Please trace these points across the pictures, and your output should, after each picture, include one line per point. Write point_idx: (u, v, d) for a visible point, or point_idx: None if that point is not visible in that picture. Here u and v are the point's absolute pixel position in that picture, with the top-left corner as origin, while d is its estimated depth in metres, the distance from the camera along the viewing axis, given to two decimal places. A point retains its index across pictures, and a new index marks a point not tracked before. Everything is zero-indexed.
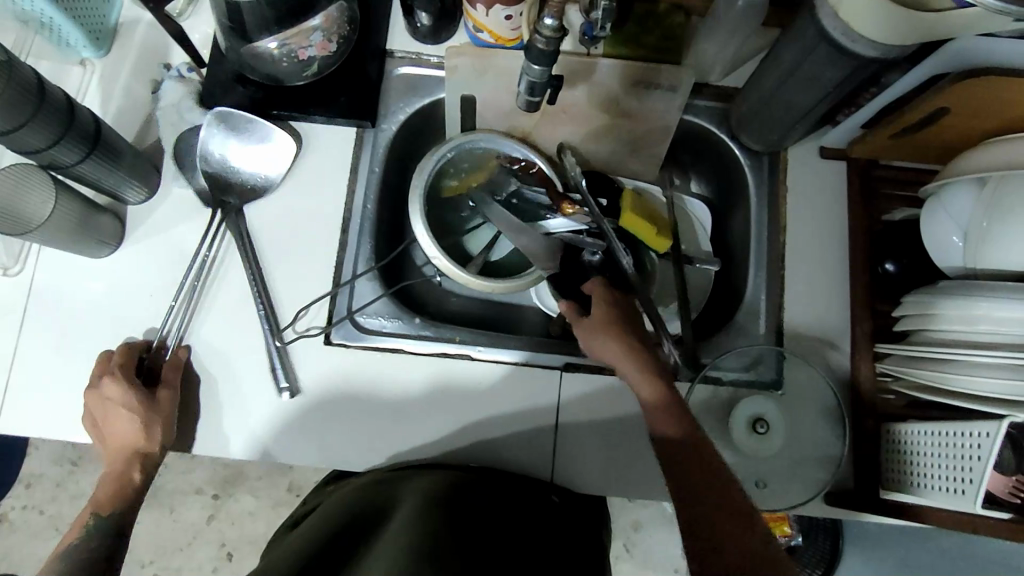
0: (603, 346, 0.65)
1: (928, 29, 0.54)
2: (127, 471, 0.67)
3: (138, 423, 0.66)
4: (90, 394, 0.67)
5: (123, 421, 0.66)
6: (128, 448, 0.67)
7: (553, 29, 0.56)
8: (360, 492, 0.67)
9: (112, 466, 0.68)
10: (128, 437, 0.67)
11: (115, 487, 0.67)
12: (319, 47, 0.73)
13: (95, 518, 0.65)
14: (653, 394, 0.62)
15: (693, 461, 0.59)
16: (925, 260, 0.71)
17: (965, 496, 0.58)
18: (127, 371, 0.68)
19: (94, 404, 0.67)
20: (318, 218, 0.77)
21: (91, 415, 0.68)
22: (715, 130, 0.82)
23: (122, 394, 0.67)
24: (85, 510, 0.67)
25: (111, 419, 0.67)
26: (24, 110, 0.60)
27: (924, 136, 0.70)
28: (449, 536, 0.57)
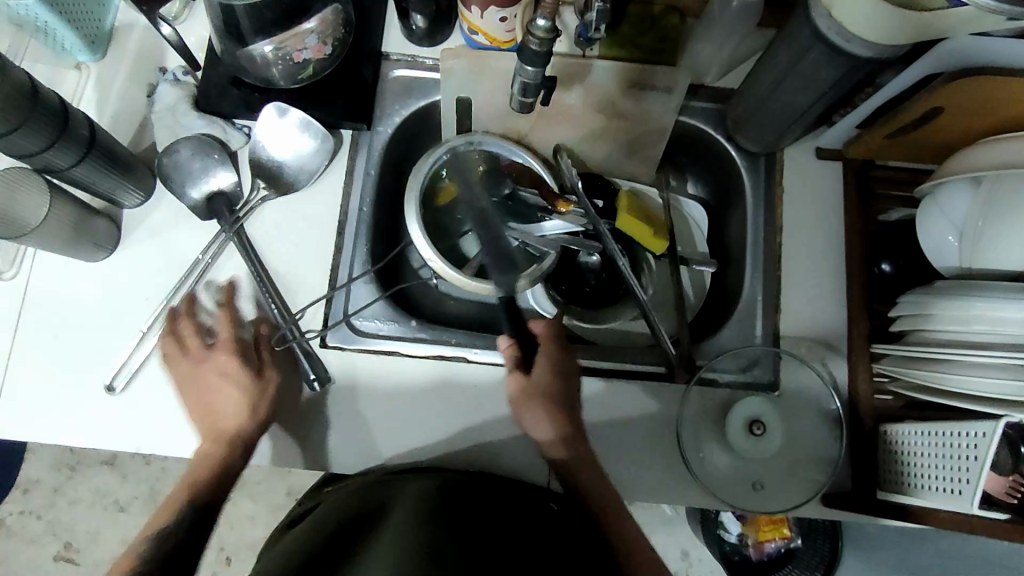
0: (534, 407, 0.67)
1: (922, 29, 0.54)
2: (227, 457, 0.66)
3: (243, 397, 0.68)
4: (198, 367, 0.68)
5: (231, 397, 0.67)
6: (230, 428, 0.67)
7: (546, 30, 0.56)
8: (352, 495, 0.66)
9: (207, 445, 0.67)
10: (230, 413, 0.67)
11: (212, 467, 0.66)
12: (315, 50, 0.73)
13: (189, 502, 0.64)
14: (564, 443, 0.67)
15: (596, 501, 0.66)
16: (920, 259, 0.72)
17: (962, 496, 0.57)
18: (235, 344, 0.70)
19: (194, 377, 0.68)
20: (315, 222, 0.77)
21: (191, 386, 0.68)
22: (711, 131, 0.81)
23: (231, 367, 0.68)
24: (177, 491, 0.65)
25: (213, 394, 0.68)
26: (19, 114, 0.60)
27: (919, 135, 0.70)
28: (441, 530, 0.56)
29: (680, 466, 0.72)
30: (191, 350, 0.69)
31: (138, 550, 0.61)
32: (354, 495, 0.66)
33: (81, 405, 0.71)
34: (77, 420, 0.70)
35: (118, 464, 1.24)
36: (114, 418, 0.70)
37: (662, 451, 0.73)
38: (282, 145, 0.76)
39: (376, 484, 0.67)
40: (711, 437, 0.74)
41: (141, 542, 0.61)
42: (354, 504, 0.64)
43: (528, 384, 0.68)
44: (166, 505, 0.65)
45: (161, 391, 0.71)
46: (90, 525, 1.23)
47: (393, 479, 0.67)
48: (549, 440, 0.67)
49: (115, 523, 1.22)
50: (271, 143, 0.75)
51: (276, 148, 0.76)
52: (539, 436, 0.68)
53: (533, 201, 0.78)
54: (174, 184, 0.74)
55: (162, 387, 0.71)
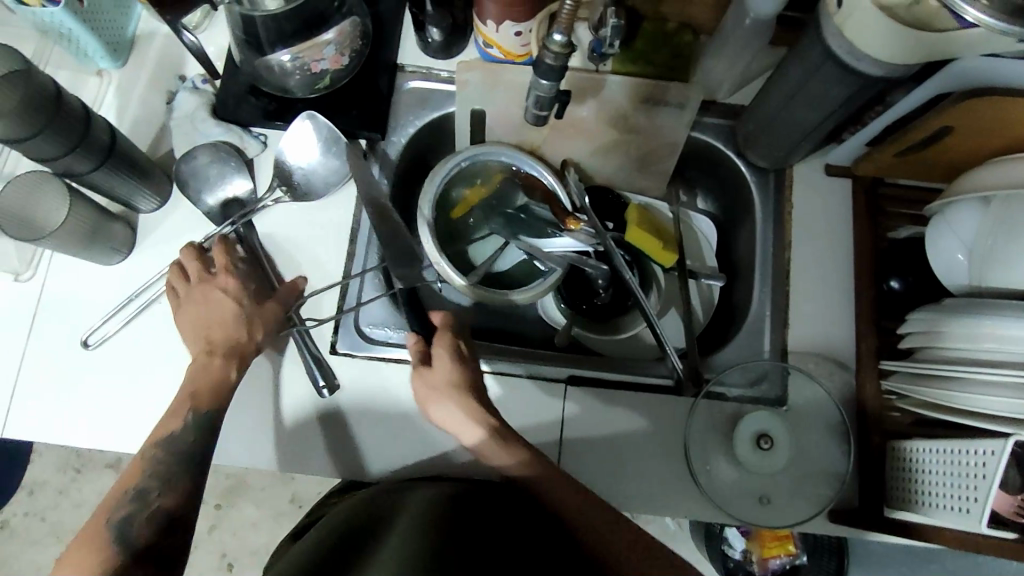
0: (438, 399, 0.67)
1: (933, 49, 0.54)
2: (225, 370, 0.66)
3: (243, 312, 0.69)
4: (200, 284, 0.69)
5: (232, 313, 0.68)
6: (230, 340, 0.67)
7: (562, 44, 0.56)
8: (363, 502, 0.66)
9: (199, 359, 0.66)
10: (230, 330, 0.67)
11: (207, 381, 0.65)
12: (332, 61, 0.74)
13: (193, 413, 0.63)
14: (519, 456, 0.65)
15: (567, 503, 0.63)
16: (930, 277, 0.72)
17: (971, 514, 0.57)
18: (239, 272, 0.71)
19: (194, 300, 0.69)
20: (328, 229, 0.78)
21: (192, 310, 0.69)
22: (721, 147, 0.82)
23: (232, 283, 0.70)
24: (178, 402, 0.64)
25: (215, 308, 0.68)
26: (37, 119, 0.61)
27: (929, 153, 0.70)
28: (447, 535, 0.57)
29: (686, 478, 0.72)
30: (192, 274, 0.70)
31: (148, 458, 0.61)
32: (360, 504, 0.66)
33: (91, 407, 0.71)
34: (86, 421, 0.71)
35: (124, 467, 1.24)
36: (124, 420, 0.71)
37: (669, 462, 0.73)
38: (306, 150, 0.77)
39: (387, 492, 0.67)
40: (718, 450, 0.74)
41: (147, 454, 0.61)
42: (366, 511, 0.64)
43: (428, 375, 0.68)
44: (168, 414, 0.64)
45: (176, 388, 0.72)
46: None
47: (404, 487, 0.68)
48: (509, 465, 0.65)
49: None
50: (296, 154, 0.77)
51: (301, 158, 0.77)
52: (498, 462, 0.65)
53: (543, 215, 0.79)
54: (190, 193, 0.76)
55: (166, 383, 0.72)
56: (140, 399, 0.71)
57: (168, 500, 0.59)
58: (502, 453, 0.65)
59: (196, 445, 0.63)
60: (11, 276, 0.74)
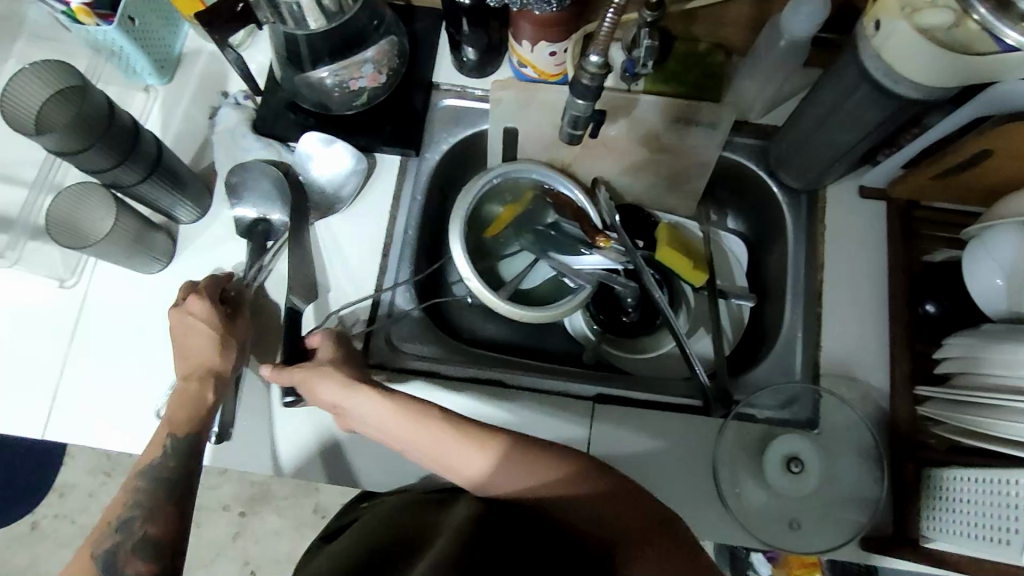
0: (319, 375, 0.65)
1: (974, 73, 0.54)
2: (201, 396, 0.64)
3: (214, 338, 0.66)
4: (172, 310, 0.66)
5: (206, 339, 0.66)
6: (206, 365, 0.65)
7: (599, 65, 0.57)
8: (399, 510, 0.67)
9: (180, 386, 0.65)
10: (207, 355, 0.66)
11: (188, 408, 0.63)
12: (370, 79, 0.76)
13: (172, 439, 0.61)
14: (535, 471, 0.62)
15: (597, 512, 0.60)
16: (967, 302, 0.70)
17: (1010, 545, 0.56)
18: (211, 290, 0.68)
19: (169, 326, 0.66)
20: (361, 242, 0.78)
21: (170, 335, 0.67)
22: (753, 167, 0.82)
23: (204, 307, 0.66)
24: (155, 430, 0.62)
25: (190, 334, 0.66)
26: (91, 134, 0.64)
27: (968, 176, 0.69)
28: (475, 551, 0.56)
29: (715, 500, 0.72)
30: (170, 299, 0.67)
31: (130, 489, 0.58)
32: (391, 517, 0.66)
33: (128, 413, 0.73)
34: (123, 427, 0.72)
35: None
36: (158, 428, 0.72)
37: (697, 484, 0.72)
38: (338, 158, 0.78)
39: (423, 506, 0.67)
40: (747, 472, 0.73)
41: (132, 483, 0.58)
42: (402, 520, 0.65)
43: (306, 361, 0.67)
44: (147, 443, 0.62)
45: None
46: None
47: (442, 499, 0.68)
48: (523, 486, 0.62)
49: None
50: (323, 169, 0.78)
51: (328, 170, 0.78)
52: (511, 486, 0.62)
53: (573, 232, 0.79)
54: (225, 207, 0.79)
55: None
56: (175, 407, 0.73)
57: (152, 527, 0.56)
58: (514, 472, 0.62)
59: (176, 472, 0.59)
60: (56, 283, 0.76)
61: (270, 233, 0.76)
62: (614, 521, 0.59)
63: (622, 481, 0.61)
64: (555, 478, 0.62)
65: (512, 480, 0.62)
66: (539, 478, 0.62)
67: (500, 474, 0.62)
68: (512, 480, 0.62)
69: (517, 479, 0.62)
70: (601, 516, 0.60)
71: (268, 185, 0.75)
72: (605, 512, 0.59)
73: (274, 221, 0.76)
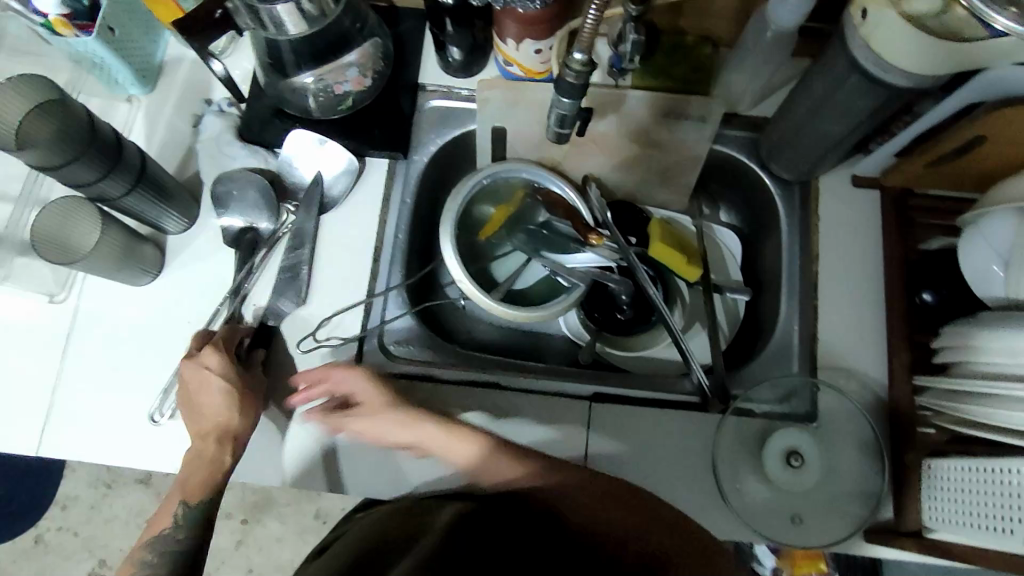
0: (381, 422, 0.68)
1: (963, 60, 0.53)
2: (217, 455, 0.66)
3: (227, 397, 0.67)
4: (188, 365, 0.67)
5: (219, 397, 0.67)
6: (219, 424, 0.67)
7: (583, 63, 0.56)
8: (402, 510, 0.67)
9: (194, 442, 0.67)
10: (219, 416, 0.67)
11: (200, 468, 0.66)
12: (355, 83, 0.76)
13: (184, 507, 0.66)
14: (521, 470, 0.67)
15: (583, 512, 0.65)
16: (965, 290, 0.69)
17: (1015, 535, 0.55)
18: (225, 347, 0.69)
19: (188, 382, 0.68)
20: (352, 247, 0.77)
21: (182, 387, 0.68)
22: (744, 159, 0.81)
23: (219, 366, 0.67)
24: (171, 493, 0.67)
25: (203, 393, 0.67)
26: (74, 147, 0.63)
27: (961, 164, 0.68)
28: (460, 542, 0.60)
29: (717, 497, 0.71)
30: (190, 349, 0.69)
31: (138, 562, 0.64)
32: (389, 521, 0.66)
33: (122, 425, 0.72)
34: (118, 439, 0.72)
35: (152, 482, 1.25)
36: (155, 441, 0.72)
37: (698, 481, 0.71)
38: (330, 160, 0.77)
39: (411, 509, 0.66)
40: (747, 468, 0.72)
41: (142, 552, 0.65)
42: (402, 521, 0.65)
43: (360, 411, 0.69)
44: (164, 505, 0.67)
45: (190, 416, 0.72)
46: (123, 543, 1.24)
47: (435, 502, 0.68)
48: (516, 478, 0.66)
49: None
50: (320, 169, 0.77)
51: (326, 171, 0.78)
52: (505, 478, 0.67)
53: (563, 230, 0.78)
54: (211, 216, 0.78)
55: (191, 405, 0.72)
56: (163, 412, 0.72)
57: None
58: (502, 469, 0.67)
59: (188, 540, 0.66)
60: (46, 298, 0.76)
61: (259, 240, 0.76)
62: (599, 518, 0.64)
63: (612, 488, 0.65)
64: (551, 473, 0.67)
65: (495, 473, 0.67)
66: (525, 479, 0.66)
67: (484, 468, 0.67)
68: (504, 474, 0.67)
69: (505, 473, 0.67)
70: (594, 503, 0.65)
71: (256, 194, 0.75)
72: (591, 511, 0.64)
73: (262, 229, 0.76)
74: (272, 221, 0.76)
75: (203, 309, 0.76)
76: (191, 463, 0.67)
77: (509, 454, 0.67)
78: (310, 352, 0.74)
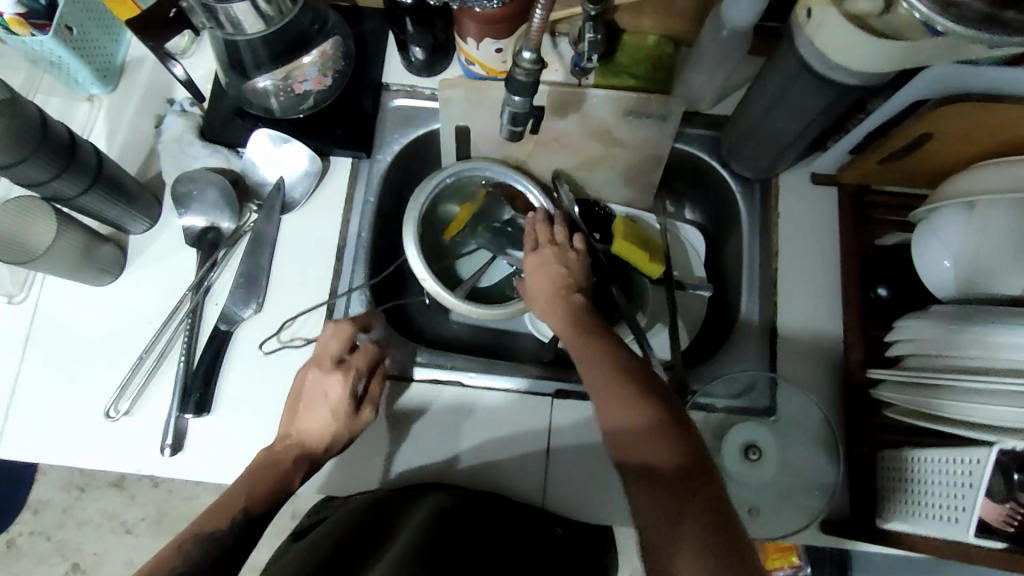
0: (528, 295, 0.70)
1: (904, 58, 0.54)
2: (292, 474, 0.64)
3: (330, 422, 0.66)
4: (314, 377, 0.68)
5: (323, 422, 0.66)
6: (310, 446, 0.66)
7: (532, 61, 0.56)
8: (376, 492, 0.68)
9: (278, 451, 0.66)
10: (313, 436, 0.66)
11: (268, 480, 0.63)
12: (315, 82, 0.76)
13: (241, 515, 0.59)
14: (655, 418, 0.52)
15: (661, 496, 0.49)
16: (918, 285, 0.70)
17: (959, 524, 0.56)
18: (354, 371, 0.68)
19: (311, 393, 0.68)
20: (315, 246, 0.77)
21: (298, 389, 0.69)
22: (705, 157, 0.83)
23: (337, 392, 0.67)
24: (231, 495, 0.61)
25: (313, 409, 0.67)
26: (24, 146, 0.62)
27: (915, 160, 0.70)
28: (453, 534, 0.59)
29: None
30: (322, 360, 0.69)
31: (175, 551, 0.56)
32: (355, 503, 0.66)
33: (79, 424, 0.72)
34: (75, 438, 0.71)
35: (126, 486, 1.24)
36: (113, 441, 0.71)
37: None
38: (294, 159, 0.78)
39: (381, 498, 0.66)
40: None
41: (181, 542, 0.56)
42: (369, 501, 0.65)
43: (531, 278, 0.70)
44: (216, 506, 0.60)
45: (151, 415, 0.72)
46: (97, 547, 1.23)
47: (405, 494, 0.67)
48: (624, 418, 0.53)
49: (121, 545, 1.22)
50: (283, 169, 0.78)
51: (290, 171, 0.78)
52: (621, 418, 0.53)
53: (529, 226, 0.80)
54: (172, 215, 0.78)
55: (151, 404, 0.72)
56: (119, 409, 0.72)
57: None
58: (624, 405, 0.53)
59: (226, 545, 0.58)
60: (5, 299, 0.75)
61: (220, 240, 0.76)
62: (681, 519, 0.47)
63: (726, 509, 0.48)
64: (672, 449, 0.50)
65: (609, 402, 0.55)
66: (650, 429, 0.52)
67: (605, 389, 0.55)
68: (618, 409, 0.54)
69: (631, 412, 0.53)
70: (683, 517, 0.47)
71: (217, 196, 0.75)
72: (672, 502, 0.48)
73: (223, 228, 0.76)
74: (234, 221, 0.76)
75: (166, 307, 0.75)
76: (256, 468, 0.64)
77: (639, 390, 0.54)
78: (273, 352, 0.74)
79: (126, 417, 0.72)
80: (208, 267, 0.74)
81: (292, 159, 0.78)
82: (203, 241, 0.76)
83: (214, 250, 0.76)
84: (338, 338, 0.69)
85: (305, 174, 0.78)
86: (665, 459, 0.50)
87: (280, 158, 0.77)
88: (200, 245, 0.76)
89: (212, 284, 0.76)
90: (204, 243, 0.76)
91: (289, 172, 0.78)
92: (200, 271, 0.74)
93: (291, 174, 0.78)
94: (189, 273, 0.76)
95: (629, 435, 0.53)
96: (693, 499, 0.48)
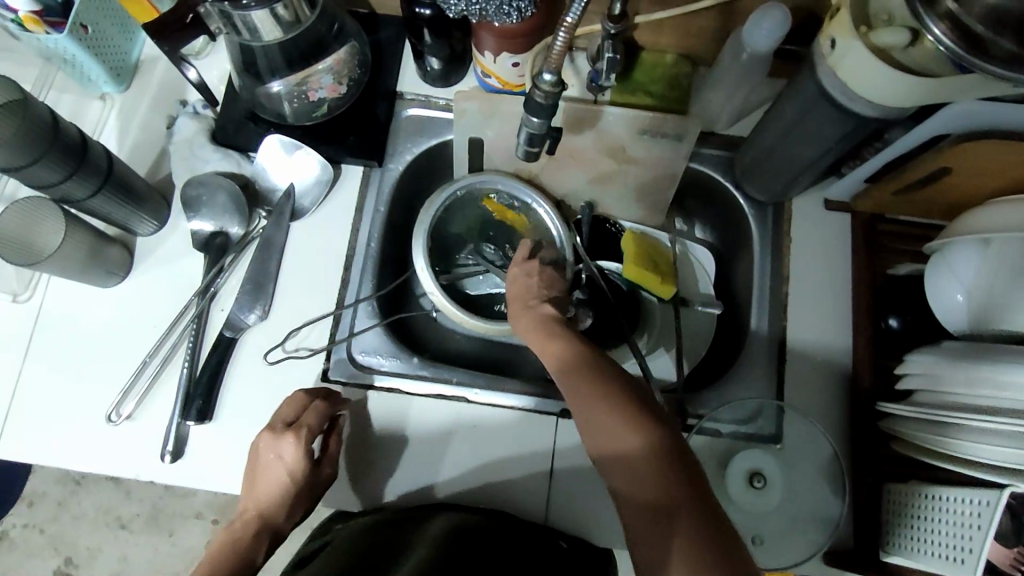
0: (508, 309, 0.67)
1: (930, 93, 0.53)
2: (252, 550, 0.62)
3: (290, 486, 0.65)
4: (267, 441, 0.65)
5: (281, 489, 0.64)
6: (267, 514, 0.64)
7: (552, 83, 0.55)
8: (380, 515, 0.67)
9: (237, 525, 0.64)
10: (272, 504, 0.65)
11: (234, 554, 0.61)
12: (330, 90, 0.75)
13: None
14: (637, 439, 0.48)
15: (646, 522, 0.46)
16: (928, 317, 0.70)
17: (965, 565, 0.56)
18: (308, 433, 0.66)
19: (263, 457, 0.65)
20: (323, 255, 0.77)
21: (253, 453, 0.66)
22: (719, 179, 0.82)
23: (292, 457, 0.65)
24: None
25: (271, 472, 0.65)
26: (37, 147, 0.62)
27: (931, 192, 0.69)
28: (462, 549, 0.59)
29: None
30: (277, 422, 0.66)
31: None
32: (357, 524, 0.66)
33: (80, 427, 0.71)
34: (75, 440, 0.71)
35: (122, 481, 1.23)
36: (113, 445, 0.71)
37: None
38: (305, 167, 0.77)
39: (386, 521, 0.65)
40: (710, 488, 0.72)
41: None
42: (375, 525, 0.65)
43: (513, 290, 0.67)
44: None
45: (152, 420, 0.71)
46: (90, 542, 1.22)
47: (410, 514, 0.67)
48: (610, 434, 0.50)
49: (115, 541, 1.21)
50: (288, 176, 0.77)
51: (300, 178, 0.77)
52: (606, 434, 0.50)
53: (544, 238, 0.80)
54: (181, 219, 0.77)
55: (153, 409, 0.72)
56: (120, 413, 0.71)
57: None
58: (609, 424, 0.50)
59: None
60: (10, 297, 0.74)
61: (228, 245, 0.75)
62: (668, 544, 0.44)
63: (714, 530, 0.44)
64: (656, 464, 0.47)
65: (589, 423, 0.52)
66: (631, 451, 0.48)
67: (584, 407, 0.52)
68: (603, 426, 0.51)
69: (610, 433, 0.50)
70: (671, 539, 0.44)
71: (226, 201, 0.75)
72: (656, 526, 0.45)
73: (231, 234, 0.76)
74: (242, 227, 0.76)
75: (171, 311, 0.75)
76: (217, 545, 0.62)
77: (620, 404, 0.50)
78: (279, 362, 0.73)
79: (127, 422, 0.71)
80: (215, 273, 0.74)
81: (302, 168, 0.77)
82: (211, 246, 0.75)
83: (221, 256, 0.75)
84: (299, 397, 0.67)
85: (312, 181, 0.77)
86: (649, 475, 0.47)
87: (290, 163, 0.77)
88: (208, 250, 0.75)
89: (218, 289, 0.75)
90: (212, 248, 0.75)
91: (298, 180, 0.77)
92: (206, 276, 0.74)
93: (299, 181, 0.77)
94: (195, 277, 0.76)
95: (615, 454, 0.49)
96: (677, 521, 0.45)
